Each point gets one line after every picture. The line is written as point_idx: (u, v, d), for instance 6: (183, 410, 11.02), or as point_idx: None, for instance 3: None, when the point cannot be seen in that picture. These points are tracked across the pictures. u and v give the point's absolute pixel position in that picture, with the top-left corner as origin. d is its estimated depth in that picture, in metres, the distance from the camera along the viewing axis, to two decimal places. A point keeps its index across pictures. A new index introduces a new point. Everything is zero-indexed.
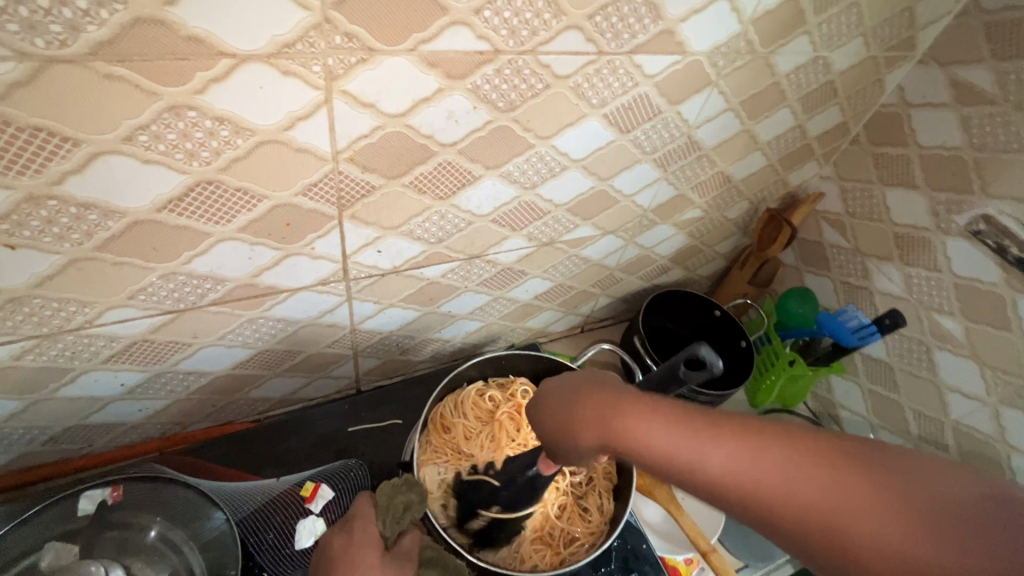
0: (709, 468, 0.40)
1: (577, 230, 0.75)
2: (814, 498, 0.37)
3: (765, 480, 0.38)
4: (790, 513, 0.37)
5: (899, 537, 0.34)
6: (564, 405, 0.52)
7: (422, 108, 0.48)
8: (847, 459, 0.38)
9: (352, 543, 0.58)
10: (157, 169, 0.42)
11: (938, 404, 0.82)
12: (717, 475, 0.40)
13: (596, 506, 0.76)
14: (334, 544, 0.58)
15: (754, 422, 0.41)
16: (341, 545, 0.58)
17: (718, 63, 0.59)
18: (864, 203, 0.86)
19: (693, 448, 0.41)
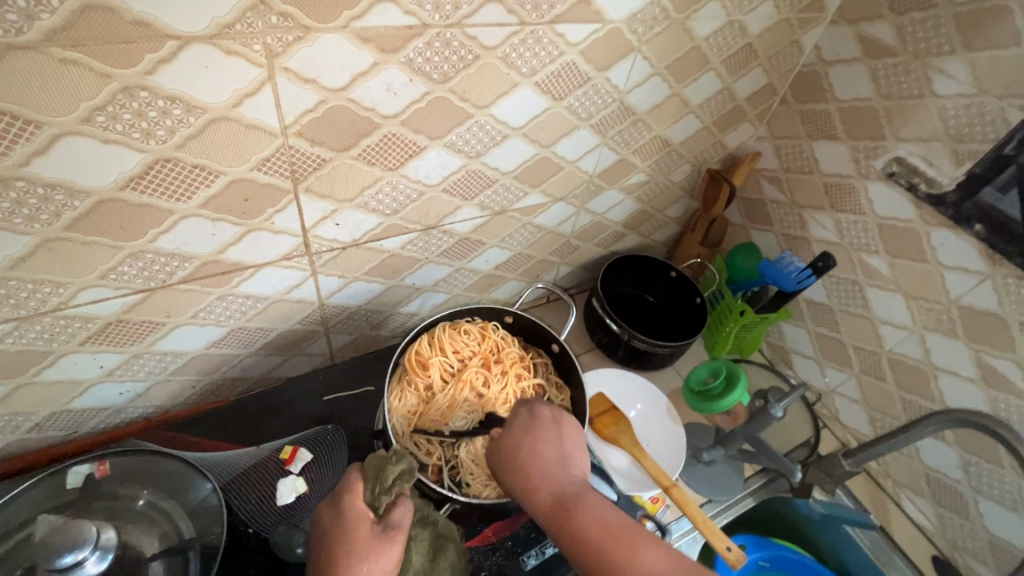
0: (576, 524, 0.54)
1: (527, 198, 0.80)
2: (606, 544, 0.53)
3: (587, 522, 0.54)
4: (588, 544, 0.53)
5: None
6: (540, 450, 0.61)
7: (362, 83, 0.52)
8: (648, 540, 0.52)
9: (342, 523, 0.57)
10: (117, 148, 0.46)
11: (874, 337, 0.89)
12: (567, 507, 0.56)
13: None
14: (325, 518, 0.58)
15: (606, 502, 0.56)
16: (331, 524, 0.57)
17: (638, 30, 0.65)
18: (796, 157, 0.92)
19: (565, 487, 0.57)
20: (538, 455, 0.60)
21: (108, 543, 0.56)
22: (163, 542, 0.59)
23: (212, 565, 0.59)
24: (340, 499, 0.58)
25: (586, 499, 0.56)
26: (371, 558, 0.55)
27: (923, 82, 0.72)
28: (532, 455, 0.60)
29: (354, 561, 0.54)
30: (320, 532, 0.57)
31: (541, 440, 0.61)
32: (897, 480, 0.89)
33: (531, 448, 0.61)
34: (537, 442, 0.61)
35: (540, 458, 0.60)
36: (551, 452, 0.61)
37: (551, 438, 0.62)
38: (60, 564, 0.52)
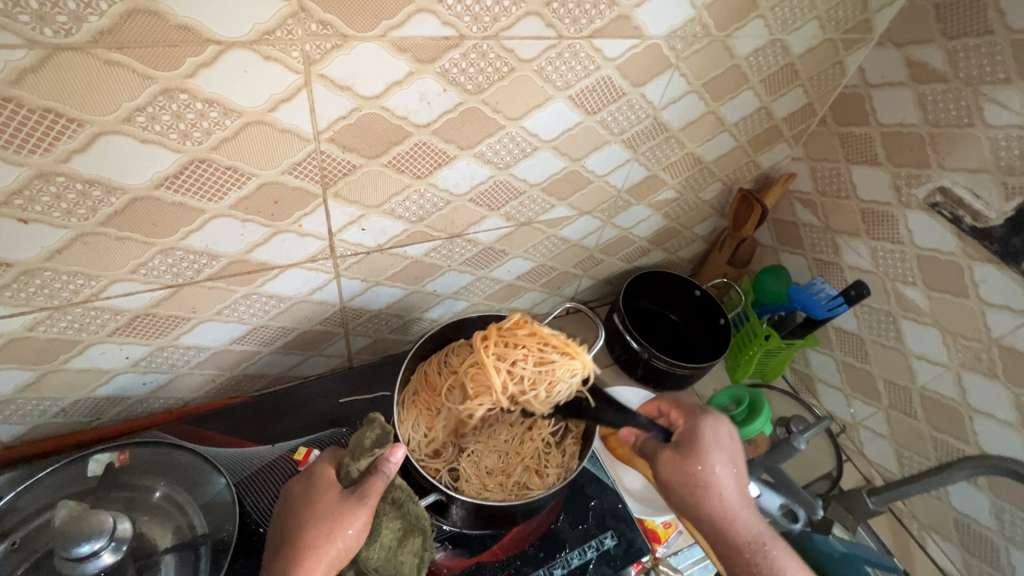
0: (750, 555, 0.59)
1: (553, 210, 0.79)
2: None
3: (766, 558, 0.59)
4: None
5: None
6: (726, 484, 0.61)
7: (396, 91, 0.52)
8: None
9: (312, 486, 0.60)
10: (154, 148, 0.47)
11: (906, 372, 0.85)
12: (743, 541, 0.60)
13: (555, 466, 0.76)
14: (297, 487, 0.60)
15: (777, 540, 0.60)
16: (299, 491, 0.60)
17: (677, 46, 0.64)
18: (832, 181, 0.90)
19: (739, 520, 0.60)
20: (723, 487, 0.61)
21: (123, 534, 0.56)
22: (176, 535, 0.60)
23: (223, 561, 0.59)
24: (313, 471, 0.61)
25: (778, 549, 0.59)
26: (338, 517, 0.56)
27: (973, 111, 0.69)
28: (719, 485, 0.61)
29: (321, 521, 0.56)
30: (289, 499, 0.59)
31: (726, 471, 0.62)
32: (924, 522, 0.86)
33: (716, 479, 0.61)
34: (722, 475, 0.62)
35: (727, 491, 0.61)
36: (732, 481, 0.62)
37: (736, 472, 0.63)
38: (76, 552, 0.53)
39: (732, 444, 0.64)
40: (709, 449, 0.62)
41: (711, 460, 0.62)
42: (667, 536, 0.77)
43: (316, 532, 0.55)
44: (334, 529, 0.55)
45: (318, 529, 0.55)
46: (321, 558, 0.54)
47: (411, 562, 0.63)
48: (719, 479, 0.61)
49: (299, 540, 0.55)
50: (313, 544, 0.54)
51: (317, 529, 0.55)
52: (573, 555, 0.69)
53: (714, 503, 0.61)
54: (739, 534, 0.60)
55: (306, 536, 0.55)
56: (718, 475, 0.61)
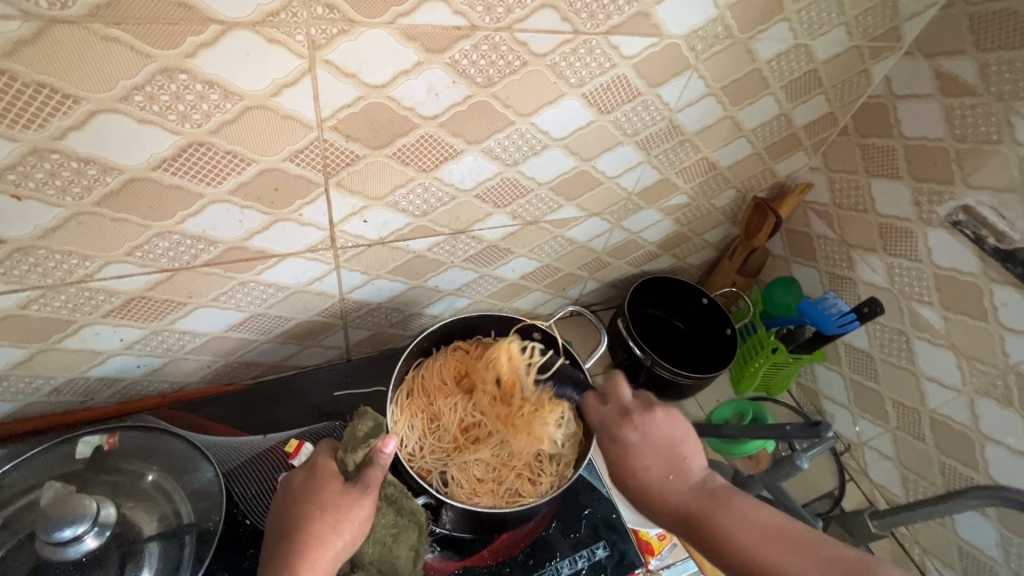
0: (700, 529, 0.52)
1: (561, 210, 0.77)
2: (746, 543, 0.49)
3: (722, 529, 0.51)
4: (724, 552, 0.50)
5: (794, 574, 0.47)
6: (644, 457, 0.58)
7: (403, 81, 0.50)
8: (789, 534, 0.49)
9: (313, 478, 0.58)
10: (151, 129, 0.45)
11: (917, 394, 0.83)
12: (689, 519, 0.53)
13: (549, 474, 0.74)
14: (297, 479, 0.59)
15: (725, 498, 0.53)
16: (302, 482, 0.58)
17: (697, 47, 0.61)
18: (850, 194, 0.87)
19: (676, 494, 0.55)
20: (642, 465, 0.58)
21: (107, 520, 0.55)
22: (161, 523, 0.59)
23: (207, 551, 0.59)
24: (313, 462, 0.60)
25: (727, 505, 0.52)
26: (343, 510, 0.55)
27: (1003, 128, 0.67)
28: (636, 463, 0.58)
29: (325, 514, 0.55)
30: (290, 490, 0.58)
31: (642, 445, 0.59)
32: (926, 548, 0.84)
33: (635, 461, 0.58)
34: (637, 448, 0.59)
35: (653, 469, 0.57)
36: (656, 453, 0.58)
37: (656, 440, 0.59)
38: (59, 537, 0.51)
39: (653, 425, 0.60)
40: (620, 432, 0.61)
41: (624, 442, 0.60)
42: (662, 549, 0.75)
43: (321, 525, 0.54)
44: (340, 522, 0.55)
45: (323, 522, 0.54)
46: (326, 552, 0.53)
47: (408, 555, 0.63)
48: (634, 454, 0.59)
49: (305, 533, 0.54)
50: (318, 537, 0.54)
51: (323, 521, 0.54)
52: (563, 564, 0.68)
53: (643, 485, 0.57)
54: (677, 500, 0.55)
55: (311, 530, 0.54)
56: (630, 450, 0.59)
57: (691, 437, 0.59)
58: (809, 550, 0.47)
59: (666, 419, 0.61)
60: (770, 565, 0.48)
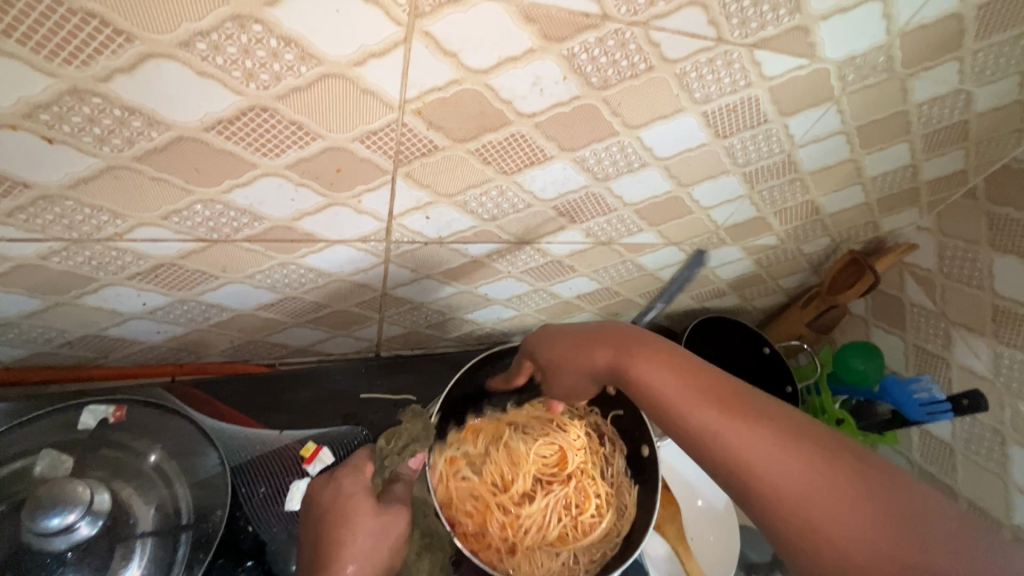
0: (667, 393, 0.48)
1: (640, 234, 0.68)
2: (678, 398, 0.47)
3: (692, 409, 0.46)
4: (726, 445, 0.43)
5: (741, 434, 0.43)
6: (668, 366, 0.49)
7: (507, 68, 0.42)
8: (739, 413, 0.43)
9: (342, 498, 0.55)
10: (212, 85, 0.38)
11: (1001, 503, 0.74)
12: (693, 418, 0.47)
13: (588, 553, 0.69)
14: (325, 494, 0.56)
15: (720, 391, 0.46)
16: (329, 500, 0.55)
17: (847, 77, 0.52)
18: (962, 264, 0.77)
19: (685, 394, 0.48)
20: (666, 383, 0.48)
21: (101, 508, 0.49)
22: (157, 513, 0.53)
23: (202, 555, 0.53)
24: (343, 474, 0.57)
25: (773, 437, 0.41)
26: (376, 534, 0.54)
27: None
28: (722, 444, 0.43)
29: (357, 540, 0.53)
30: (317, 507, 0.55)
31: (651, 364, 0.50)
32: None
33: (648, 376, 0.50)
34: (680, 379, 0.48)
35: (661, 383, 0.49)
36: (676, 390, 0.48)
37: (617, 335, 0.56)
38: (46, 526, 0.45)
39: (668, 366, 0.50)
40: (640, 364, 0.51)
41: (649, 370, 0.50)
42: None
43: (351, 554, 0.52)
44: (373, 547, 0.54)
45: (353, 552, 0.52)
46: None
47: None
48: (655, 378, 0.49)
49: (334, 560, 0.52)
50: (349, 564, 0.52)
51: (355, 549, 0.53)
52: None
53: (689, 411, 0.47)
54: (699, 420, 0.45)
55: (341, 558, 0.52)
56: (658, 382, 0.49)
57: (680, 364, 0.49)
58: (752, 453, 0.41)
59: (678, 360, 0.50)
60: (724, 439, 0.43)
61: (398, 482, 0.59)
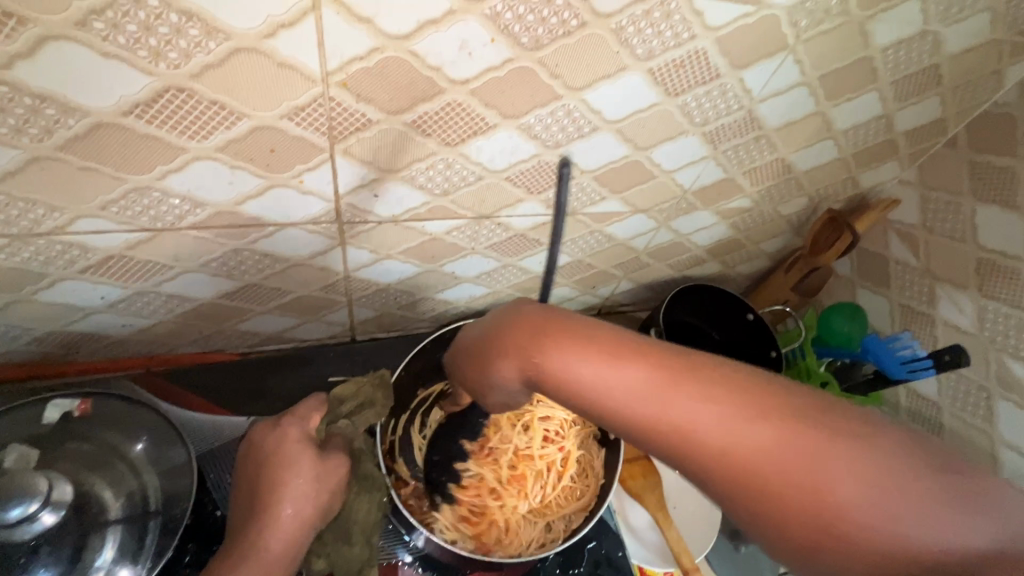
0: (677, 416, 0.37)
1: (603, 203, 0.67)
2: (702, 415, 0.36)
3: (699, 419, 0.36)
4: (762, 478, 0.34)
5: (736, 427, 0.35)
6: (605, 358, 0.40)
7: (429, 33, 0.41)
8: (747, 394, 0.36)
9: (283, 445, 0.51)
10: (119, 66, 0.37)
11: (988, 459, 0.73)
12: (724, 446, 0.35)
13: (556, 521, 0.71)
14: (267, 440, 0.51)
15: (749, 382, 0.37)
16: (271, 447, 0.51)
17: (800, 23, 0.49)
18: (945, 218, 0.75)
19: (725, 423, 0.36)
20: (613, 376, 0.39)
21: (62, 498, 0.50)
22: (126, 503, 0.54)
23: (170, 541, 0.54)
24: (288, 419, 0.53)
25: (724, 388, 0.37)
26: (317, 481, 0.50)
27: None
28: (691, 422, 0.36)
29: (297, 482, 0.49)
30: (255, 450, 0.51)
31: (576, 346, 0.41)
32: None
33: (608, 379, 0.39)
34: (587, 333, 0.42)
35: (669, 407, 0.37)
36: (657, 370, 0.39)
37: (532, 337, 0.43)
38: (4, 518, 0.46)
39: (713, 401, 0.36)
40: (649, 395, 0.38)
41: (656, 402, 0.38)
42: None
43: (289, 497, 0.48)
44: (315, 492, 0.50)
45: (292, 494, 0.48)
46: (294, 524, 0.48)
47: (365, 521, 0.56)
48: (692, 413, 0.37)
49: (269, 505, 0.48)
50: (288, 509, 0.48)
51: (295, 491, 0.49)
52: None
53: (700, 435, 0.36)
54: (707, 432, 0.36)
55: (277, 500, 0.48)
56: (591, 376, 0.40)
57: (658, 361, 0.39)
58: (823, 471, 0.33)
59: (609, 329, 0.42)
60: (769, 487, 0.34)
61: (341, 435, 0.55)
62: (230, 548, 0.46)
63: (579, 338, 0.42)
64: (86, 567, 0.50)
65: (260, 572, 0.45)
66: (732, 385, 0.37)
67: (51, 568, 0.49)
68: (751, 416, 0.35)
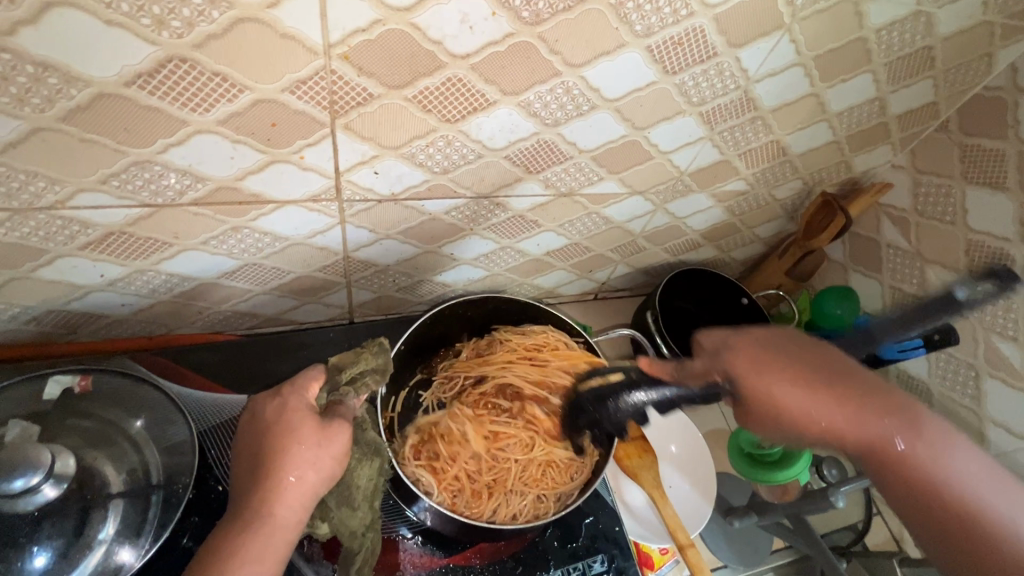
0: (786, 406, 0.55)
1: (601, 184, 0.67)
2: (790, 399, 0.54)
3: (798, 402, 0.54)
4: (845, 440, 0.53)
5: (845, 417, 0.53)
6: (772, 374, 0.56)
7: (431, 5, 0.41)
8: (806, 381, 0.55)
9: (284, 414, 0.51)
10: (122, 35, 0.37)
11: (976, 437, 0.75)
12: (846, 429, 0.53)
13: (552, 492, 0.72)
14: (268, 409, 0.51)
15: (819, 370, 0.55)
16: (272, 416, 0.51)
17: (796, 1, 0.50)
18: (936, 201, 0.76)
19: (869, 421, 0.52)
20: (762, 389, 0.56)
21: (65, 471, 0.50)
22: (128, 478, 0.55)
23: (172, 515, 0.54)
24: (288, 389, 0.53)
25: (842, 394, 0.54)
26: (320, 446, 0.49)
27: None
28: (800, 409, 0.54)
29: (301, 447, 0.48)
30: (258, 422, 0.51)
31: (751, 372, 0.56)
32: None
33: (750, 389, 0.56)
34: (739, 355, 0.58)
35: (792, 401, 0.54)
36: (769, 371, 0.56)
37: (738, 365, 0.57)
38: (8, 488, 0.47)
39: (844, 392, 0.54)
40: (774, 393, 0.55)
41: (760, 390, 0.56)
42: (661, 563, 0.74)
43: (293, 463, 0.48)
44: (320, 458, 0.49)
45: (297, 460, 0.48)
46: (302, 489, 0.48)
47: (366, 487, 0.57)
48: (804, 405, 0.54)
49: (274, 470, 0.47)
50: (294, 474, 0.47)
51: (301, 457, 0.48)
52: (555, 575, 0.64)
53: (811, 421, 0.54)
54: (803, 410, 0.54)
55: (283, 466, 0.47)
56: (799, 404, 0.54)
57: (777, 373, 0.56)
58: (894, 435, 0.52)
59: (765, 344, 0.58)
60: (886, 462, 0.52)
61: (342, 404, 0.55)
62: (236, 517, 0.46)
63: (736, 357, 0.58)
64: (88, 540, 0.51)
65: (265, 538, 0.45)
66: (829, 372, 0.55)
67: (54, 540, 0.49)
68: (849, 406, 0.53)
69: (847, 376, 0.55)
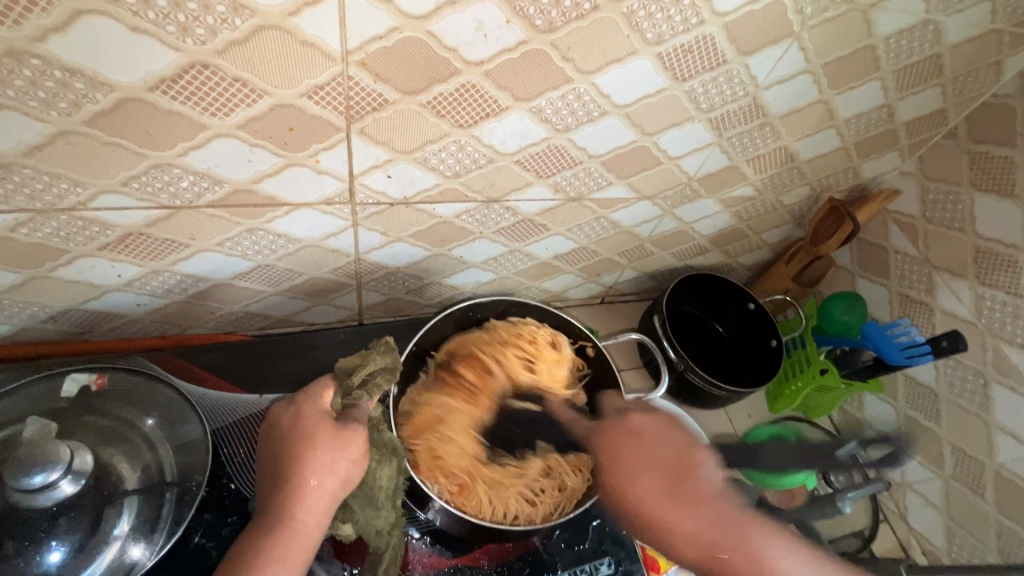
0: (649, 511, 0.52)
1: (610, 189, 0.68)
2: (655, 507, 0.51)
3: (675, 520, 0.50)
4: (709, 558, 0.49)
5: (705, 528, 0.49)
6: (643, 479, 0.53)
7: (447, 14, 0.42)
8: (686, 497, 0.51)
9: (300, 421, 0.52)
10: (147, 41, 0.38)
11: (984, 445, 0.75)
12: (707, 544, 0.49)
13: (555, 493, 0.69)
14: (284, 418, 0.53)
15: (672, 460, 0.53)
16: (289, 423, 0.52)
17: (805, 10, 0.51)
18: (945, 207, 0.76)
19: (704, 527, 0.49)
20: (636, 492, 0.53)
21: (82, 467, 0.51)
22: (142, 476, 0.56)
23: (186, 512, 0.55)
24: (302, 396, 0.54)
25: (691, 498, 0.51)
26: (337, 450, 0.50)
27: None
28: (650, 508, 0.52)
29: (317, 453, 0.50)
30: (277, 429, 0.52)
31: (631, 474, 0.54)
32: None
33: (633, 489, 0.53)
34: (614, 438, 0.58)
35: (658, 509, 0.51)
36: (649, 468, 0.54)
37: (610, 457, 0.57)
38: (28, 484, 0.47)
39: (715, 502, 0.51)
40: (635, 492, 0.53)
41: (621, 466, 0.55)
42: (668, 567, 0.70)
43: (310, 469, 0.49)
44: (336, 462, 0.50)
45: (315, 465, 0.49)
46: (322, 493, 0.49)
47: (388, 487, 0.57)
48: (674, 520, 0.50)
49: (293, 476, 0.49)
50: (313, 480, 0.49)
51: (318, 462, 0.50)
52: None
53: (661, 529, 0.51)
54: (666, 521, 0.51)
55: (301, 472, 0.49)
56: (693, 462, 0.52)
57: (659, 472, 0.53)
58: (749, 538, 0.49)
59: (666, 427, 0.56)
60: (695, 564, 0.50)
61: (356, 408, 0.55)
62: (261, 522, 0.48)
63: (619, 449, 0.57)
64: (104, 536, 0.51)
65: (288, 541, 0.47)
66: (684, 459, 0.53)
67: (72, 535, 0.49)
68: (694, 506, 0.50)
69: (689, 474, 0.52)
